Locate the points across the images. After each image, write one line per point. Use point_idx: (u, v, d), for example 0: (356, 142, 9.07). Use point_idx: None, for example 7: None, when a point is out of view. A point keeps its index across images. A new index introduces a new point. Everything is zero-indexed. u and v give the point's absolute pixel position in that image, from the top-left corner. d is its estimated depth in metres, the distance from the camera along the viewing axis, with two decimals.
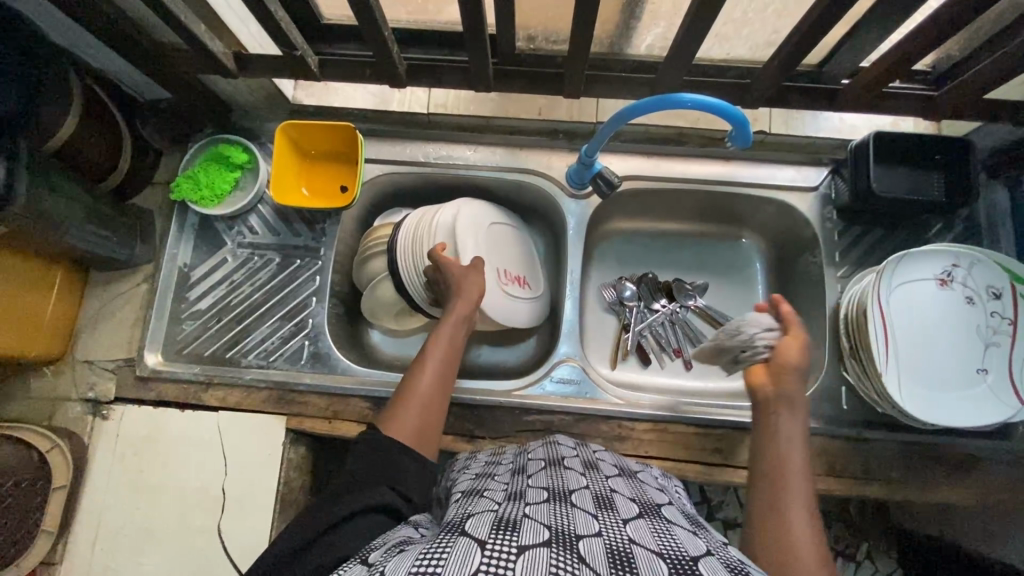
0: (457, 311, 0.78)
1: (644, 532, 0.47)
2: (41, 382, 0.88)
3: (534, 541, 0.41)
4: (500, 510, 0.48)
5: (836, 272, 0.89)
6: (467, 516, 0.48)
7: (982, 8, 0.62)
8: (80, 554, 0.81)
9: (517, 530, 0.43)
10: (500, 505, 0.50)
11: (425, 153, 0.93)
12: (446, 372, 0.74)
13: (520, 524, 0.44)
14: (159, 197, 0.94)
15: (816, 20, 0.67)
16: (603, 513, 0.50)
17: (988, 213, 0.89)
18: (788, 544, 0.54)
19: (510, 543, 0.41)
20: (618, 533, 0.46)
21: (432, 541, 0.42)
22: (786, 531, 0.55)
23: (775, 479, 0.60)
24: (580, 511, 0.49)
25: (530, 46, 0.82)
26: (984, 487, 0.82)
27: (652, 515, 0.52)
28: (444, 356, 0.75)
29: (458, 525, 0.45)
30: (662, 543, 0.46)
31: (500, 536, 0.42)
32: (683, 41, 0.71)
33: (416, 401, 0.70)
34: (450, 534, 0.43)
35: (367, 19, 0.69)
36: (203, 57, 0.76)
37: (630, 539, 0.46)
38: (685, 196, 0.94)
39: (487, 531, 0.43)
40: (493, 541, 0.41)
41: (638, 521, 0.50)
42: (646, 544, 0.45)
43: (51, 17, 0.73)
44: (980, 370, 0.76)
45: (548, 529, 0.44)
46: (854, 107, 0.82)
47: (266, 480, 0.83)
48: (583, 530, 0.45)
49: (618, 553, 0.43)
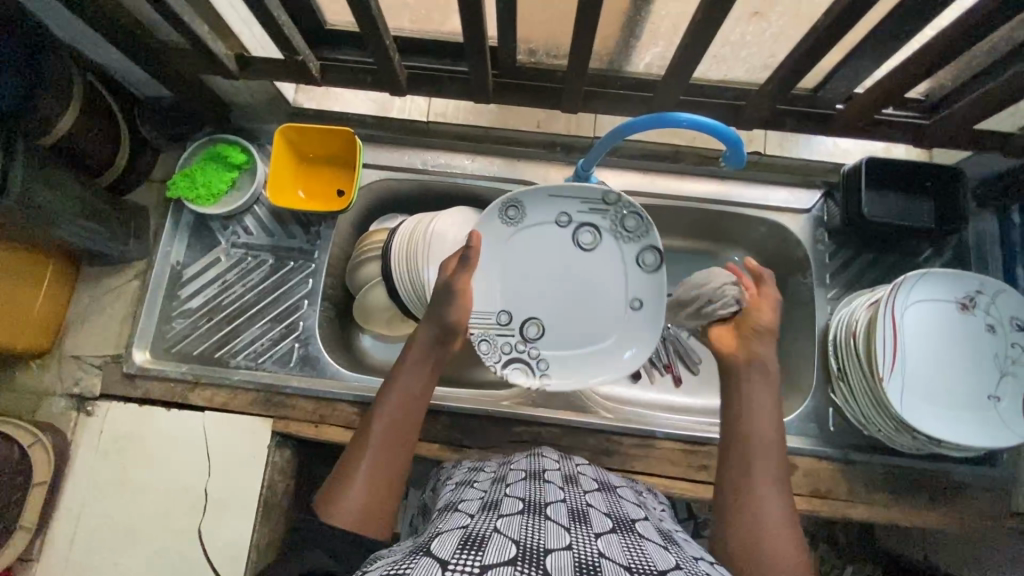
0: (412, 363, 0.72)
1: (615, 545, 0.48)
2: (28, 376, 0.88)
3: (498, 560, 0.42)
4: (471, 524, 0.48)
5: (826, 294, 0.90)
6: (436, 534, 0.48)
7: (973, 41, 0.64)
8: (58, 551, 0.80)
9: (483, 547, 0.43)
10: (473, 518, 0.50)
11: (423, 160, 0.94)
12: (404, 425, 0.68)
13: (487, 541, 0.45)
14: (155, 194, 0.94)
15: (812, 46, 0.68)
16: (576, 525, 0.50)
17: (978, 240, 0.90)
18: (759, 528, 0.58)
19: (473, 562, 0.41)
20: (588, 545, 0.46)
21: (398, 560, 0.43)
22: (756, 509, 0.60)
23: (743, 451, 0.64)
24: (553, 524, 0.49)
25: (530, 59, 0.83)
26: (967, 513, 0.83)
27: (626, 529, 0.52)
28: (393, 421, 0.67)
29: (424, 545, 0.45)
30: (632, 557, 0.46)
31: (464, 556, 0.42)
32: (681, 60, 0.72)
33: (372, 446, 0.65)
34: (414, 554, 0.43)
35: (369, 27, 0.70)
36: (205, 58, 0.77)
37: (599, 552, 0.46)
38: (679, 213, 0.95)
39: (452, 549, 0.43)
40: (455, 561, 0.41)
41: (611, 535, 0.50)
42: (615, 557, 0.46)
43: (54, 12, 0.73)
44: (991, 397, 0.77)
45: (515, 545, 0.44)
46: (849, 133, 0.84)
47: (249, 484, 0.82)
48: (552, 544, 0.45)
49: (586, 567, 0.43)
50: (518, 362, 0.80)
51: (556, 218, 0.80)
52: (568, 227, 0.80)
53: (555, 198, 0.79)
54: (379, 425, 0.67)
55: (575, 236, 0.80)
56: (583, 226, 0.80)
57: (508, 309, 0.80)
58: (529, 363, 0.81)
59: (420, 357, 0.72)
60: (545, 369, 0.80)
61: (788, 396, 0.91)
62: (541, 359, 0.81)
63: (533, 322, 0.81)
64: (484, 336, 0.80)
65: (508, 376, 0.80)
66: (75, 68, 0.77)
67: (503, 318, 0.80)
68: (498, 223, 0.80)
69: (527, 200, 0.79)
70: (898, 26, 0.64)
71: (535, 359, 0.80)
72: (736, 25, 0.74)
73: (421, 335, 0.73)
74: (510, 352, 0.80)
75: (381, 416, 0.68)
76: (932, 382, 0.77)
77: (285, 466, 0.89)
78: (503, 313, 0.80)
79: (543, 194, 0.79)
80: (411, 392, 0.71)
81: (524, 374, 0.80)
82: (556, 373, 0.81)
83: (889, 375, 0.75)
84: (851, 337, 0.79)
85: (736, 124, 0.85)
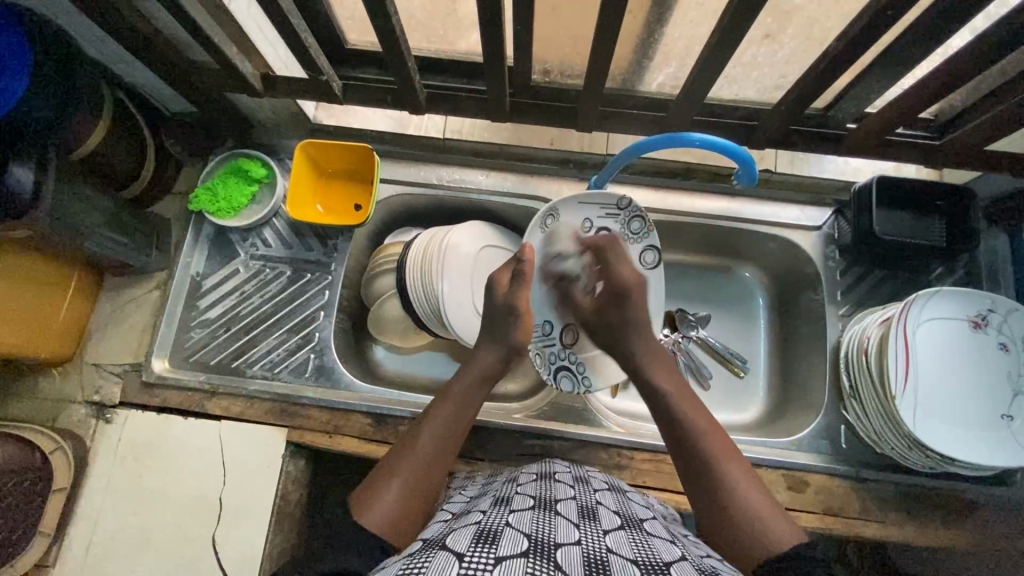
0: (461, 383, 0.71)
1: (622, 541, 0.48)
2: (49, 383, 0.90)
3: (510, 552, 0.42)
4: (484, 520, 0.49)
5: (837, 311, 0.91)
6: (450, 531, 0.48)
7: (983, 66, 0.65)
8: (74, 558, 0.81)
9: (496, 541, 0.44)
10: (486, 514, 0.51)
11: (438, 175, 0.96)
12: (450, 441, 0.66)
13: (500, 535, 0.45)
14: (177, 206, 0.97)
15: (826, 68, 0.69)
16: (585, 522, 0.50)
17: (989, 260, 0.90)
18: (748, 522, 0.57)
19: (487, 555, 0.42)
20: (596, 541, 0.47)
21: (414, 556, 0.43)
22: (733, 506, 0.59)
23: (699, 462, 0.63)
24: (563, 519, 0.50)
25: (545, 79, 0.85)
26: (981, 532, 0.82)
27: (633, 527, 0.53)
28: (443, 435, 0.66)
29: (438, 541, 0.46)
30: (638, 551, 0.47)
31: (478, 549, 0.42)
32: (695, 82, 0.73)
33: (418, 459, 0.63)
34: (430, 549, 0.44)
35: (392, 48, 0.72)
36: (233, 77, 0.80)
37: (607, 548, 0.46)
38: (692, 228, 0.96)
39: (467, 544, 0.44)
40: (471, 555, 0.42)
41: (618, 531, 0.50)
42: (622, 552, 0.46)
43: (90, 32, 0.76)
44: (1004, 416, 0.77)
45: (527, 539, 0.44)
46: (860, 153, 0.85)
47: (264, 492, 0.83)
48: (562, 539, 0.46)
49: (594, 561, 0.43)
50: (565, 371, 0.84)
51: (581, 225, 0.82)
52: (590, 233, 0.82)
53: (584, 205, 0.82)
54: (427, 434, 0.66)
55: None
56: (603, 231, 0.82)
57: (550, 320, 0.83)
58: (575, 371, 0.83)
59: (478, 384, 0.71)
60: (585, 373, 0.83)
61: (800, 412, 0.91)
62: (581, 363, 0.84)
63: (571, 330, 0.83)
64: (536, 349, 0.83)
65: (557, 385, 0.83)
66: (105, 84, 0.79)
67: (546, 328, 0.83)
68: (535, 236, 0.81)
69: (564, 211, 0.82)
70: (909, 49, 0.65)
71: (577, 365, 0.83)
72: (749, 47, 0.76)
73: (483, 358, 0.72)
74: (555, 362, 0.83)
75: (429, 426, 0.66)
76: (945, 399, 0.77)
77: (299, 475, 0.89)
78: (546, 323, 0.83)
79: (573, 201, 0.82)
80: (461, 413, 0.69)
81: (570, 382, 0.83)
82: (595, 379, 0.83)
83: (902, 392, 0.75)
84: (864, 355, 0.80)
85: (748, 143, 0.87)
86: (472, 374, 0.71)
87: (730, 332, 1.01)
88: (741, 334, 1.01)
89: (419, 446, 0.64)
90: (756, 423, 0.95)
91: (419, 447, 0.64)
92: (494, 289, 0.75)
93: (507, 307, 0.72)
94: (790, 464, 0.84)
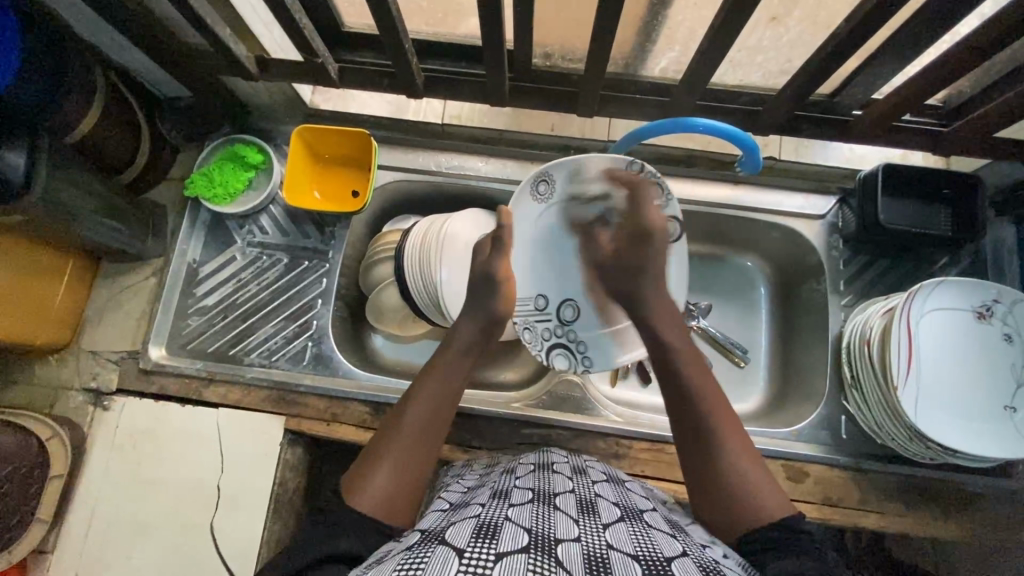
0: (445, 358, 0.68)
1: (622, 535, 0.48)
2: (45, 370, 0.89)
3: (510, 548, 0.42)
4: (483, 513, 0.48)
5: (840, 300, 0.90)
6: (449, 524, 0.48)
7: (995, 50, 0.63)
8: (73, 544, 0.82)
9: (495, 536, 0.43)
10: (484, 507, 0.51)
11: (437, 162, 0.95)
12: (436, 417, 0.64)
13: (499, 530, 0.45)
14: (174, 192, 0.96)
15: (832, 52, 0.68)
16: (585, 517, 0.50)
17: (995, 249, 0.89)
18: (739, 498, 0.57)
19: (487, 551, 0.41)
20: (596, 536, 0.46)
21: (412, 551, 0.43)
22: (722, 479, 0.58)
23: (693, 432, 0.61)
24: (563, 514, 0.49)
25: (546, 63, 0.84)
26: (980, 524, 0.82)
27: (633, 520, 0.52)
28: (430, 412, 0.64)
29: (438, 534, 0.46)
30: (638, 545, 0.46)
31: (478, 545, 0.42)
32: (699, 66, 0.72)
33: (404, 437, 0.62)
34: (429, 543, 0.44)
35: (389, 30, 0.70)
36: (227, 61, 0.78)
37: (607, 543, 0.46)
38: (694, 217, 0.95)
39: (467, 538, 0.43)
40: (471, 551, 0.41)
41: (618, 525, 0.50)
42: (623, 547, 0.46)
43: (81, 13, 0.74)
44: (1007, 408, 0.76)
45: (527, 534, 0.44)
46: (866, 139, 0.83)
47: (262, 480, 0.83)
48: (562, 534, 0.45)
49: (594, 558, 0.43)
50: (560, 349, 0.82)
51: (585, 193, 0.78)
52: (597, 201, 0.78)
53: (582, 172, 0.78)
54: (412, 414, 0.63)
55: (603, 213, 0.79)
56: (611, 198, 0.79)
57: (544, 294, 0.82)
58: (571, 348, 0.82)
59: (462, 357, 0.69)
60: (585, 352, 0.82)
61: (801, 402, 0.90)
62: (580, 342, 0.82)
63: (572, 306, 0.82)
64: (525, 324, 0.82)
65: (551, 363, 0.82)
66: (98, 67, 0.77)
67: (540, 302, 0.82)
68: (525, 204, 0.80)
69: (560, 176, 0.79)
70: (917, 33, 0.63)
71: (575, 343, 0.82)
72: (754, 31, 0.74)
73: (465, 329, 0.70)
74: (550, 339, 0.82)
75: (413, 405, 0.64)
76: (947, 390, 0.76)
77: (297, 463, 0.89)
78: (540, 297, 0.82)
79: (570, 166, 0.78)
80: (445, 389, 0.66)
81: (566, 360, 0.82)
82: (596, 359, 0.82)
83: (905, 382, 0.74)
84: (867, 346, 0.79)
85: (752, 130, 0.85)
86: (455, 349, 0.69)
87: (731, 322, 1.00)
88: (742, 324, 1.00)
89: (403, 426, 0.63)
90: (756, 413, 0.95)
91: (403, 426, 0.63)
92: (478, 254, 0.76)
93: (485, 274, 0.72)
94: (789, 454, 0.84)
